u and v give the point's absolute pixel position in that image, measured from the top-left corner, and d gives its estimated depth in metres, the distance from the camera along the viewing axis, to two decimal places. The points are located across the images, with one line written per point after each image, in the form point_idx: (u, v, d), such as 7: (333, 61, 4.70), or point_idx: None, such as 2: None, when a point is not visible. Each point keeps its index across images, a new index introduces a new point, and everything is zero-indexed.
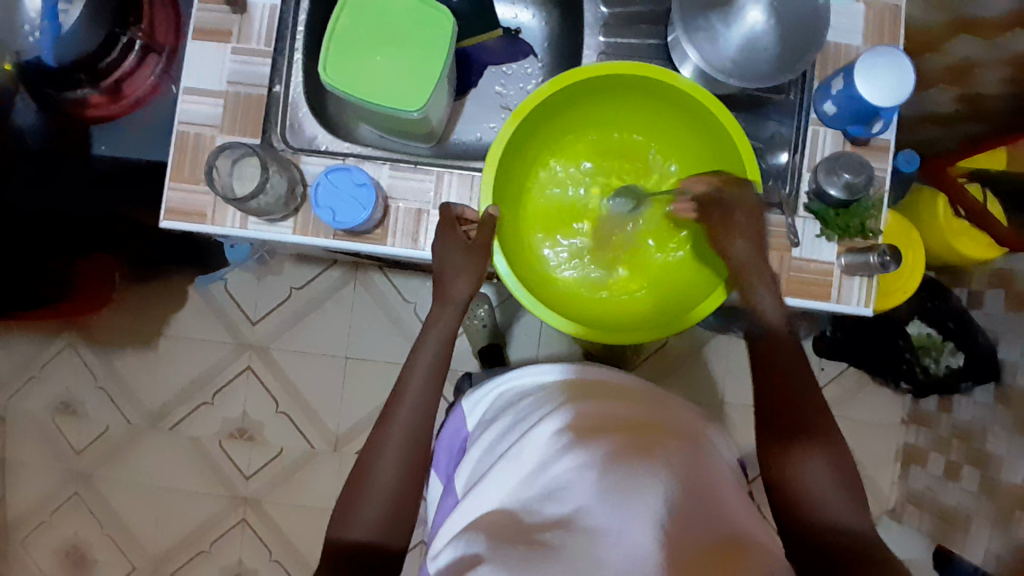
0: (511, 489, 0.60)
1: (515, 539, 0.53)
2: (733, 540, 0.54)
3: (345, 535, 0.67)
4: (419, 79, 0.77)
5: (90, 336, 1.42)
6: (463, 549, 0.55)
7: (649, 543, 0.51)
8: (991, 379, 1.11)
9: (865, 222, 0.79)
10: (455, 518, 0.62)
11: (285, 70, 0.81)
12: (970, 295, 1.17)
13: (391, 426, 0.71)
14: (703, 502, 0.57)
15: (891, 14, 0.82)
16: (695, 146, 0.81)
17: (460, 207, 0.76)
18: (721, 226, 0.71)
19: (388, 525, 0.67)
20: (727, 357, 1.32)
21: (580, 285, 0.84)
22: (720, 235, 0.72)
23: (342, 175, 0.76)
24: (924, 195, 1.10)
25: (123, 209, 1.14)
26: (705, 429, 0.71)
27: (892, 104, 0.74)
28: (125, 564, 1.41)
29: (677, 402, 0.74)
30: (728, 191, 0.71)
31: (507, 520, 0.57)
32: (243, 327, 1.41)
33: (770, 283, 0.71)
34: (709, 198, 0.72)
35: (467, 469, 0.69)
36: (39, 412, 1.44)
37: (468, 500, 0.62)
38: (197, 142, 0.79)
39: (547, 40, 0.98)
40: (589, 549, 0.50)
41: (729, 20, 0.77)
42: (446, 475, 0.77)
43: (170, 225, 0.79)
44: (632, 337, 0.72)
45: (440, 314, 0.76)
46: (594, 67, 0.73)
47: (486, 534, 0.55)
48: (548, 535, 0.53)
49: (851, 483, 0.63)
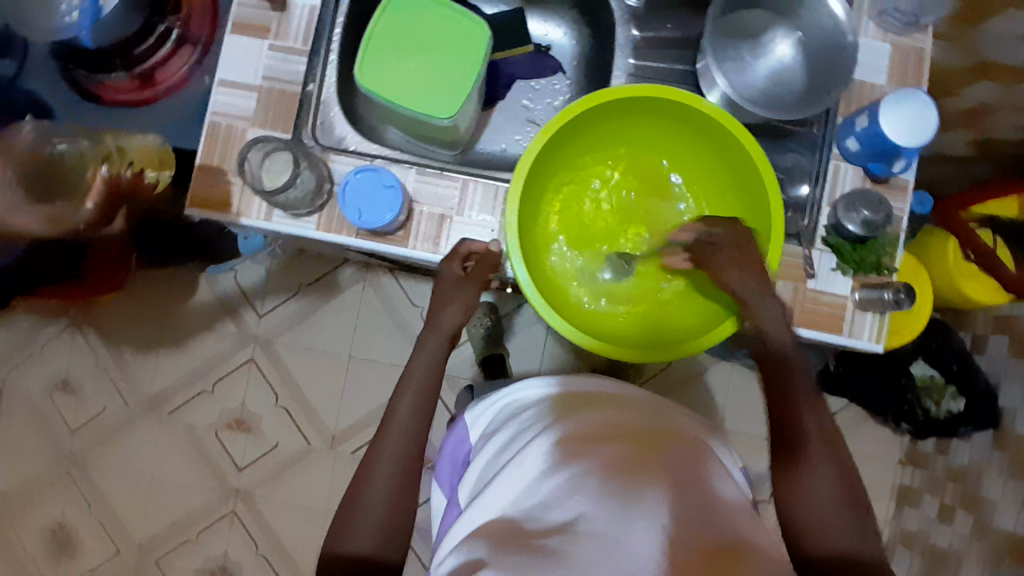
0: (514, 496, 0.60)
1: (515, 543, 0.53)
2: (733, 538, 0.54)
3: (340, 547, 0.66)
4: (454, 86, 0.79)
5: (96, 320, 1.43)
6: (465, 554, 0.55)
7: (653, 543, 0.51)
8: (988, 425, 1.13)
9: (880, 259, 0.79)
10: (458, 526, 0.62)
11: (320, 69, 0.83)
12: (974, 338, 1.20)
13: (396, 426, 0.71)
14: (706, 505, 0.56)
15: (916, 56, 0.84)
16: (701, 163, 0.84)
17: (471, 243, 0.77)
18: (713, 260, 0.72)
19: (387, 532, 0.67)
20: (728, 384, 1.33)
21: (599, 312, 0.83)
22: (716, 266, 0.72)
23: (370, 175, 0.77)
24: (936, 236, 1.12)
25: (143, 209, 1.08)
26: (708, 439, 0.71)
27: (914, 143, 0.75)
28: (110, 550, 1.40)
29: (679, 412, 0.74)
30: (715, 233, 0.72)
31: (506, 526, 0.57)
32: (248, 320, 1.41)
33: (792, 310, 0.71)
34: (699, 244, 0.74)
35: (471, 479, 0.69)
36: (36, 392, 1.43)
37: (473, 508, 0.61)
38: (228, 132, 0.80)
39: (576, 58, 1.00)
40: (589, 550, 0.50)
41: (757, 52, 0.82)
42: (449, 488, 0.77)
43: (194, 213, 0.79)
44: (652, 354, 0.72)
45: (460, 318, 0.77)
46: (609, 93, 0.75)
47: (488, 540, 0.55)
48: (548, 539, 0.52)
49: (846, 496, 0.62)
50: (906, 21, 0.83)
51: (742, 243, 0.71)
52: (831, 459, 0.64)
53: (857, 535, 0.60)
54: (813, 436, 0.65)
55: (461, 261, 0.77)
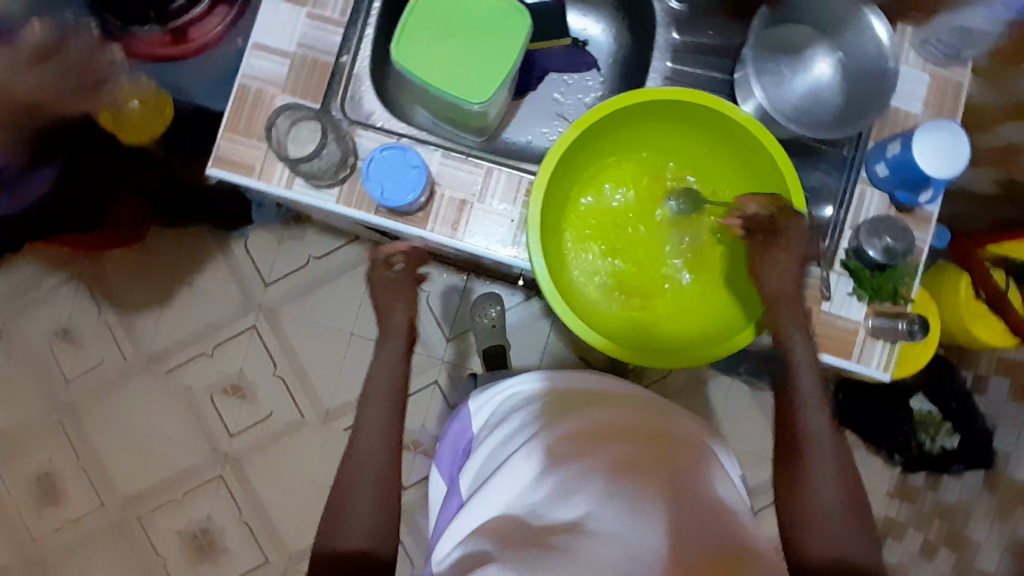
0: (519, 491, 0.60)
1: (521, 538, 0.53)
2: (733, 541, 0.53)
3: (339, 545, 0.66)
4: (489, 72, 0.78)
5: (102, 272, 1.42)
6: (472, 545, 0.56)
7: (656, 544, 0.51)
8: (982, 465, 1.14)
9: (897, 288, 0.79)
10: (463, 517, 0.62)
11: (355, 42, 0.82)
12: (976, 377, 1.19)
13: None
14: (709, 509, 0.56)
15: (954, 88, 0.83)
16: (723, 166, 0.83)
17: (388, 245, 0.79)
18: (765, 252, 0.73)
19: (380, 527, 0.67)
20: (726, 398, 1.32)
21: (618, 313, 0.83)
22: (759, 260, 0.73)
23: (395, 153, 0.76)
24: (948, 274, 1.11)
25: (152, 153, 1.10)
26: (707, 439, 0.71)
27: (945, 176, 0.74)
28: (94, 501, 1.40)
29: (681, 414, 0.73)
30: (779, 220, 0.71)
31: (510, 522, 0.57)
32: (254, 287, 1.41)
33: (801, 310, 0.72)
34: (759, 220, 0.73)
35: (473, 469, 0.69)
36: (35, 336, 1.44)
37: (478, 501, 0.61)
38: (257, 96, 0.80)
39: (611, 56, 0.99)
40: (592, 549, 0.50)
41: (797, 67, 0.81)
42: (449, 476, 0.77)
43: (216, 172, 0.79)
44: (665, 359, 0.72)
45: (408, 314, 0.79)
46: (635, 95, 0.74)
47: (495, 535, 0.56)
48: (554, 536, 0.52)
49: (848, 511, 0.62)
50: (948, 52, 0.82)
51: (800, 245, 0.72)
52: (834, 475, 0.63)
53: (861, 549, 0.60)
54: (813, 451, 0.65)
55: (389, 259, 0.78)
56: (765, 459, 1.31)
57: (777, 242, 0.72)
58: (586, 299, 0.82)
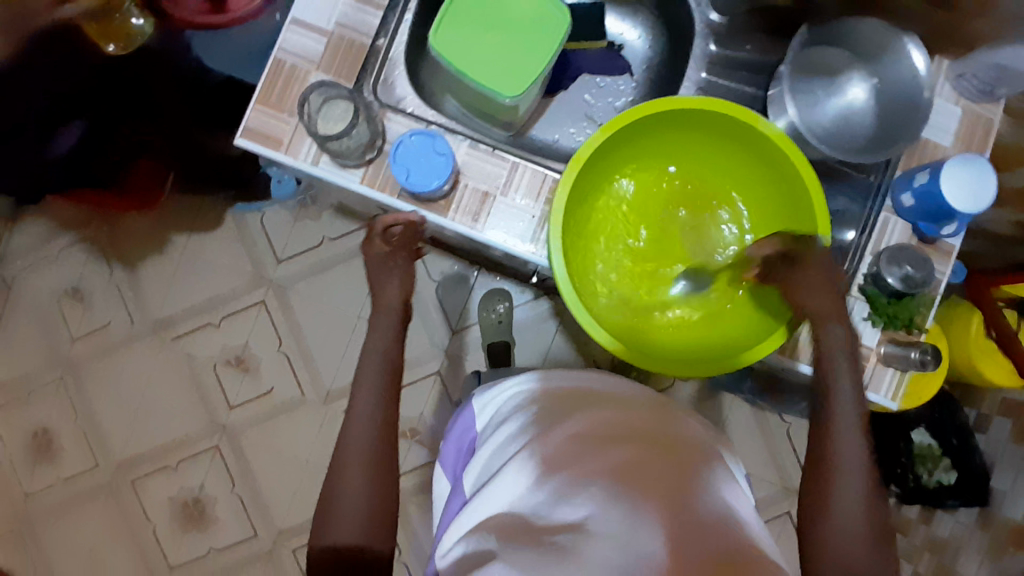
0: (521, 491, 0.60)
1: (526, 538, 0.54)
2: (739, 550, 0.53)
3: (334, 539, 0.67)
4: (524, 66, 0.78)
5: (117, 234, 1.43)
6: (475, 544, 0.56)
7: (655, 550, 0.51)
8: (978, 502, 1.15)
9: (913, 316, 0.79)
10: (466, 514, 0.62)
11: (393, 26, 0.82)
12: (978, 415, 1.19)
13: None
14: (712, 519, 0.56)
15: (985, 124, 0.83)
16: (740, 175, 0.84)
17: (381, 218, 0.77)
18: (789, 279, 0.73)
19: (371, 521, 0.68)
20: (726, 415, 1.32)
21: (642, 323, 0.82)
22: (793, 288, 0.73)
23: (424, 140, 0.77)
24: (962, 310, 1.11)
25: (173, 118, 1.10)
26: (715, 445, 0.71)
27: (970, 211, 0.74)
28: (89, 462, 1.41)
29: (688, 417, 0.74)
30: (799, 251, 0.73)
31: (512, 521, 0.57)
32: (266, 263, 1.42)
33: (841, 332, 0.72)
34: (778, 259, 0.74)
35: (477, 467, 0.69)
36: (45, 292, 1.45)
37: (480, 498, 0.62)
38: (291, 71, 0.80)
39: (647, 62, 0.99)
40: (594, 555, 0.50)
41: (831, 89, 0.82)
42: (453, 474, 0.77)
43: (244, 143, 0.79)
44: (680, 369, 0.72)
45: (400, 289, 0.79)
46: (635, 111, 0.74)
47: (499, 533, 0.56)
48: (560, 539, 0.53)
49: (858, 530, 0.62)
50: (982, 90, 0.81)
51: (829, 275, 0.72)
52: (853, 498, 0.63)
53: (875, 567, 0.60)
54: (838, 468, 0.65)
55: (381, 233, 0.78)
56: (761, 478, 1.31)
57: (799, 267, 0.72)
58: (603, 307, 0.81)
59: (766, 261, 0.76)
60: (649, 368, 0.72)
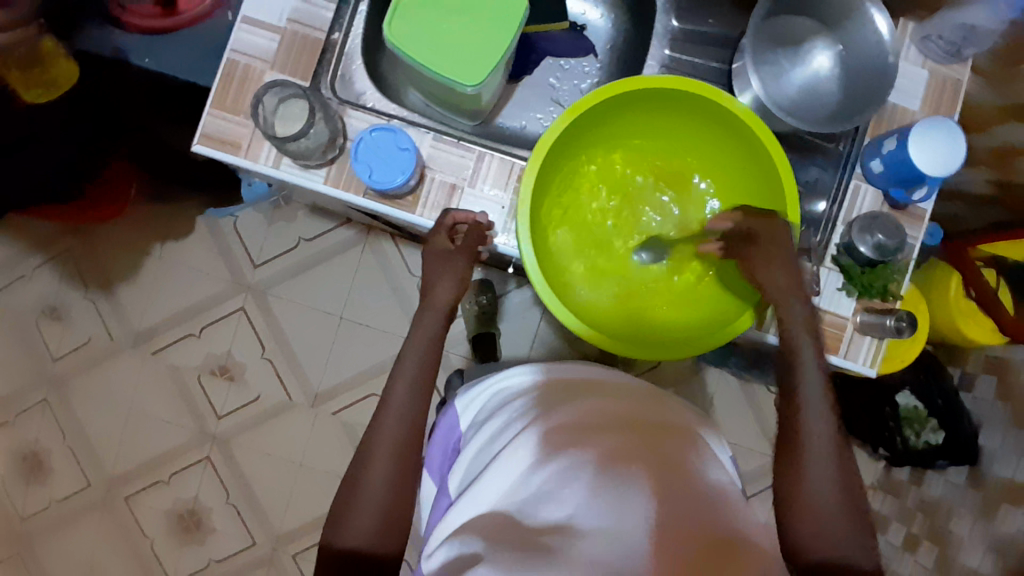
0: (505, 490, 0.60)
1: (513, 537, 0.53)
2: (728, 537, 0.53)
3: (344, 543, 0.65)
4: (485, 52, 0.76)
5: (90, 248, 1.41)
6: (459, 547, 0.55)
7: (641, 543, 0.50)
8: (966, 461, 1.14)
9: (888, 283, 0.79)
10: (451, 515, 0.62)
11: (347, 18, 0.80)
12: (963, 374, 1.19)
13: (387, 406, 0.71)
14: (699, 504, 0.56)
15: (952, 86, 0.82)
16: (709, 152, 0.83)
17: (450, 214, 0.76)
18: (751, 258, 0.72)
19: (384, 521, 0.66)
20: (716, 391, 1.33)
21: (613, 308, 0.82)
22: (753, 267, 0.72)
23: (385, 135, 0.75)
24: (941, 272, 1.12)
25: (131, 116, 1.04)
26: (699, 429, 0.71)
27: (940, 174, 0.73)
28: (80, 480, 1.39)
29: (674, 405, 0.74)
30: (762, 226, 0.72)
31: (498, 520, 0.57)
32: (244, 268, 1.40)
33: (799, 311, 0.71)
34: (738, 235, 0.74)
35: (463, 467, 0.69)
36: (22, 312, 1.42)
37: (466, 499, 0.61)
38: (245, 72, 0.78)
39: (610, 41, 0.98)
40: (582, 549, 0.50)
41: (796, 60, 0.81)
42: (439, 476, 0.75)
43: (201, 150, 0.77)
44: (662, 352, 0.72)
45: (455, 288, 0.76)
46: (596, 95, 0.73)
47: (484, 533, 0.55)
48: (547, 537, 0.52)
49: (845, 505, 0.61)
50: (948, 51, 0.81)
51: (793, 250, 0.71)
52: (834, 473, 0.62)
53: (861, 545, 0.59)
54: (809, 454, 0.63)
55: (448, 233, 0.76)
56: (753, 450, 1.32)
57: (776, 242, 0.71)
58: (580, 298, 0.81)
59: (727, 235, 0.76)
60: (625, 355, 0.72)
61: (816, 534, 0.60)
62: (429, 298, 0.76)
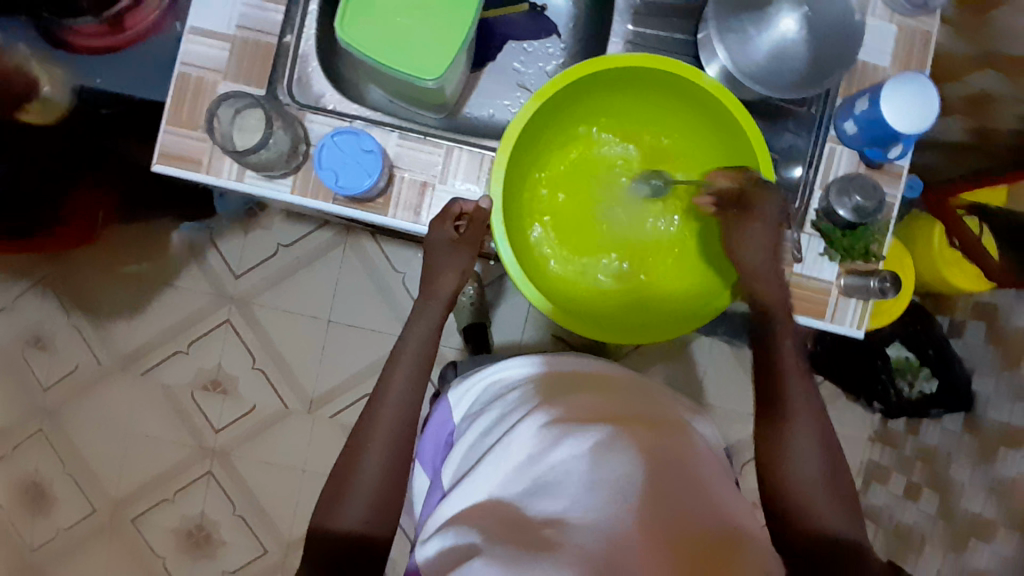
0: (500, 481, 0.59)
1: (510, 532, 0.53)
2: (718, 530, 0.54)
3: (332, 525, 0.64)
4: (444, 44, 0.74)
5: (68, 274, 1.38)
6: (454, 538, 0.55)
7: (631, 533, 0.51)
8: (961, 409, 1.13)
9: (869, 246, 0.78)
10: (445, 507, 0.61)
11: (298, 19, 0.77)
12: (952, 322, 1.20)
13: (374, 413, 0.70)
14: (686, 492, 0.56)
15: (921, 38, 0.81)
16: (675, 121, 0.81)
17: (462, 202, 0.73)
18: (735, 229, 0.70)
19: (376, 508, 0.65)
20: (709, 361, 1.33)
21: (598, 292, 0.83)
22: (734, 239, 0.71)
23: (348, 138, 0.73)
24: (921, 223, 1.12)
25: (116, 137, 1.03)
26: (685, 414, 0.72)
27: (912, 131, 0.72)
28: (85, 505, 1.39)
29: (659, 391, 0.74)
30: (751, 191, 0.69)
31: (495, 513, 0.56)
32: (225, 280, 1.38)
33: (776, 293, 0.70)
34: (731, 196, 0.71)
35: (455, 461, 0.68)
36: (5, 344, 1.40)
37: (458, 492, 0.61)
38: (198, 85, 0.76)
39: (572, 21, 0.95)
40: (575, 542, 0.50)
41: (762, 25, 0.77)
42: (432, 469, 0.75)
43: (160, 169, 0.75)
44: (640, 336, 0.72)
45: (454, 284, 0.75)
46: (551, 85, 0.71)
47: (480, 525, 0.55)
48: (544, 530, 0.52)
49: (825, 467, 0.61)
50: (915, 3, 0.79)
51: (774, 220, 0.69)
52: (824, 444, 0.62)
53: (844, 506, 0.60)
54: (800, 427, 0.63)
55: (453, 222, 0.73)
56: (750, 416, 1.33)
57: (747, 216, 0.70)
58: (562, 284, 0.81)
59: (717, 195, 0.73)
60: (614, 342, 0.72)
61: (799, 498, 0.61)
62: (432, 287, 0.75)
